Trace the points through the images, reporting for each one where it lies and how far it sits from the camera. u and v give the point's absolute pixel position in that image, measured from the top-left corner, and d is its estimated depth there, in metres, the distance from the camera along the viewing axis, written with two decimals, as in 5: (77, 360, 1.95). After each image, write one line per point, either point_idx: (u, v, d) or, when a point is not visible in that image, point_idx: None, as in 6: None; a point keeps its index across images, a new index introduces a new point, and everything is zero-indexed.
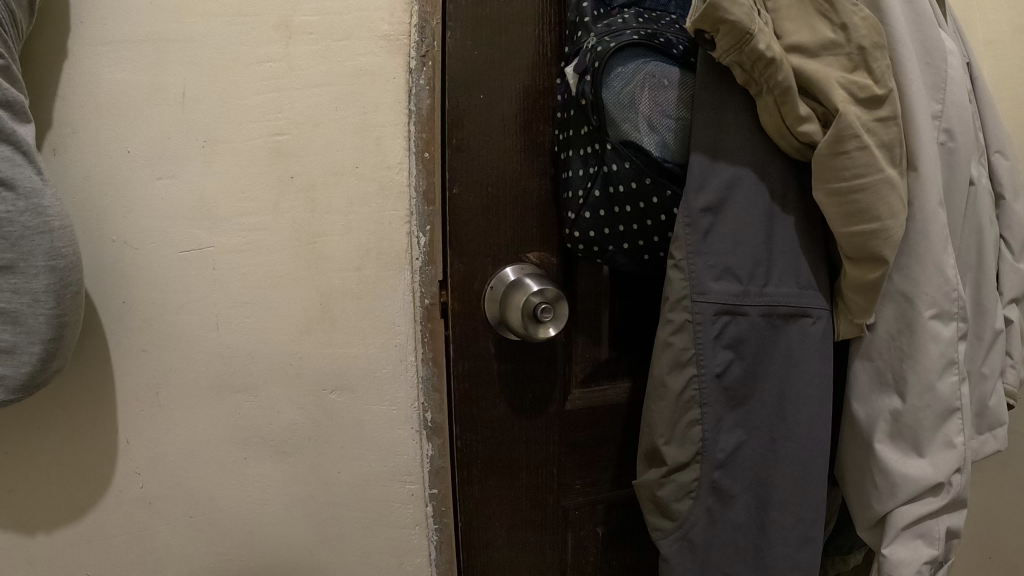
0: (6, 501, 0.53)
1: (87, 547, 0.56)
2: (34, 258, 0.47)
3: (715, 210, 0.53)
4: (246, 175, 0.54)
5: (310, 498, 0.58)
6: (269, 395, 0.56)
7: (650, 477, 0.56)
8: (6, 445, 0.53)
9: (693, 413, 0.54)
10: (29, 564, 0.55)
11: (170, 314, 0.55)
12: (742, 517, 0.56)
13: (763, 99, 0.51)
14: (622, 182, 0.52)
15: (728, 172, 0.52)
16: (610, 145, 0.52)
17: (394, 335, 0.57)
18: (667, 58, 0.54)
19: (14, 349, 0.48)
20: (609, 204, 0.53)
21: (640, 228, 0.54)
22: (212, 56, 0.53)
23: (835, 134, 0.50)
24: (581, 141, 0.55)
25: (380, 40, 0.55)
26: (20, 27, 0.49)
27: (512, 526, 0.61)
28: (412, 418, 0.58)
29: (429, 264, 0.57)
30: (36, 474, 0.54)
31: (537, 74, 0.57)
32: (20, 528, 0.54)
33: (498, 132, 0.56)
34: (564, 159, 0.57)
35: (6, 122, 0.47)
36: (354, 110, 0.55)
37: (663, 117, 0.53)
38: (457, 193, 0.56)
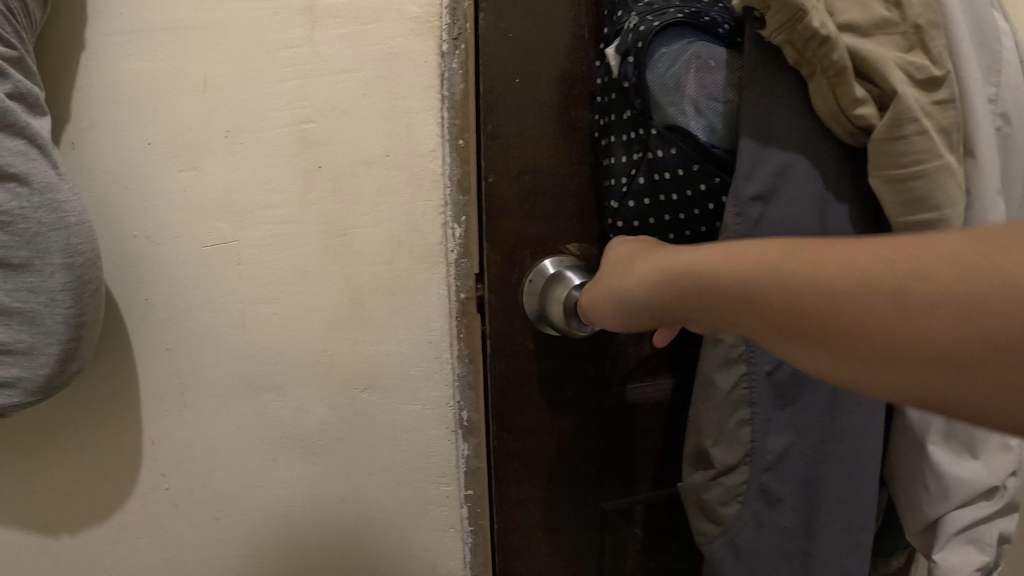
0: (50, 491, 0.57)
1: (119, 541, 0.58)
2: (50, 255, 0.48)
3: (766, 198, 0.48)
4: (272, 167, 0.52)
5: (340, 500, 0.56)
6: (297, 394, 0.54)
7: (696, 480, 0.54)
8: (47, 433, 0.56)
9: (742, 413, 0.50)
10: (71, 549, 0.58)
11: (192, 313, 0.53)
12: (792, 523, 0.52)
13: (815, 81, 0.46)
14: (667, 170, 0.49)
15: (780, 157, 0.47)
16: (654, 130, 0.49)
17: (428, 331, 0.54)
18: (712, 38, 0.49)
19: (30, 350, 0.50)
20: (654, 191, 0.50)
21: (686, 217, 0.51)
22: (234, 43, 0.51)
23: (893, 117, 0.44)
24: (623, 126, 0.52)
25: (410, 23, 0.52)
26: (33, 15, 0.48)
27: (547, 528, 0.59)
28: (447, 418, 0.56)
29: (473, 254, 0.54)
30: (75, 464, 0.56)
31: (573, 58, 0.54)
32: (60, 516, 0.58)
33: (533, 118, 0.54)
34: (602, 147, 0.54)
35: (18, 115, 0.47)
36: (384, 95, 0.52)
37: (710, 101, 0.49)
38: (492, 183, 0.53)
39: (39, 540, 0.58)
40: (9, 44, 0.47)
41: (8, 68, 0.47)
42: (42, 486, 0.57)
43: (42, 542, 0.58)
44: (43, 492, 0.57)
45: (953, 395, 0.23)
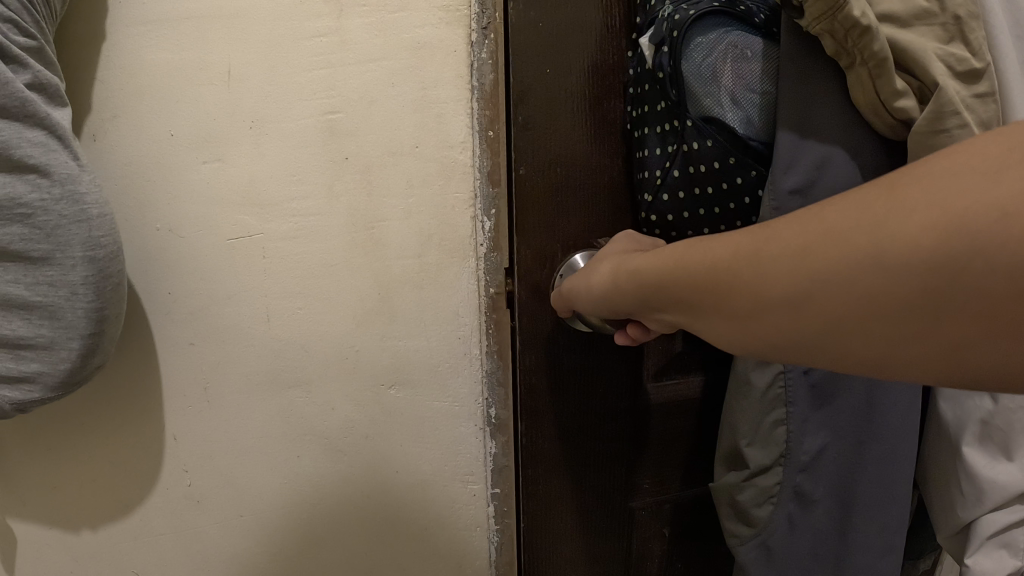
0: (72, 487, 0.56)
1: (141, 538, 0.57)
2: (71, 248, 0.47)
3: (806, 192, 0.44)
4: (298, 158, 0.51)
5: (365, 497, 0.55)
6: (323, 389, 0.53)
7: (729, 480, 0.53)
8: (68, 427, 0.55)
9: (778, 413, 0.49)
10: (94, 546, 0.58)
11: (216, 307, 0.52)
12: (823, 522, 0.51)
13: (855, 74, 0.42)
14: (702, 162, 0.47)
15: (819, 150, 0.43)
16: (690, 122, 0.47)
17: (457, 327, 0.53)
18: (749, 27, 0.47)
19: (52, 344, 0.49)
20: (689, 185, 0.48)
21: (723, 213, 0.48)
22: (258, 32, 0.50)
23: (934, 109, 0.39)
24: (657, 118, 0.50)
25: (438, 10, 0.51)
26: (54, 5, 0.48)
27: (574, 526, 0.58)
28: (476, 415, 0.55)
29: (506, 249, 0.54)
30: (100, 459, 0.56)
31: (604, 47, 0.53)
32: (83, 511, 0.57)
33: (563, 108, 0.52)
34: (635, 140, 0.53)
35: (39, 106, 0.47)
36: (412, 86, 0.51)
37: (748, 92, 0.46)
38: (523, 174, 0.52)
39: (62, 537, 0.58)
40: (29, 35, 0.46)
41: (29, 58, 0.47)
42: (67, 481, 0.56)
43: (64, 538, 0.58)
44: (67, 488, 0.56)
45: (817, 340, 0.27)
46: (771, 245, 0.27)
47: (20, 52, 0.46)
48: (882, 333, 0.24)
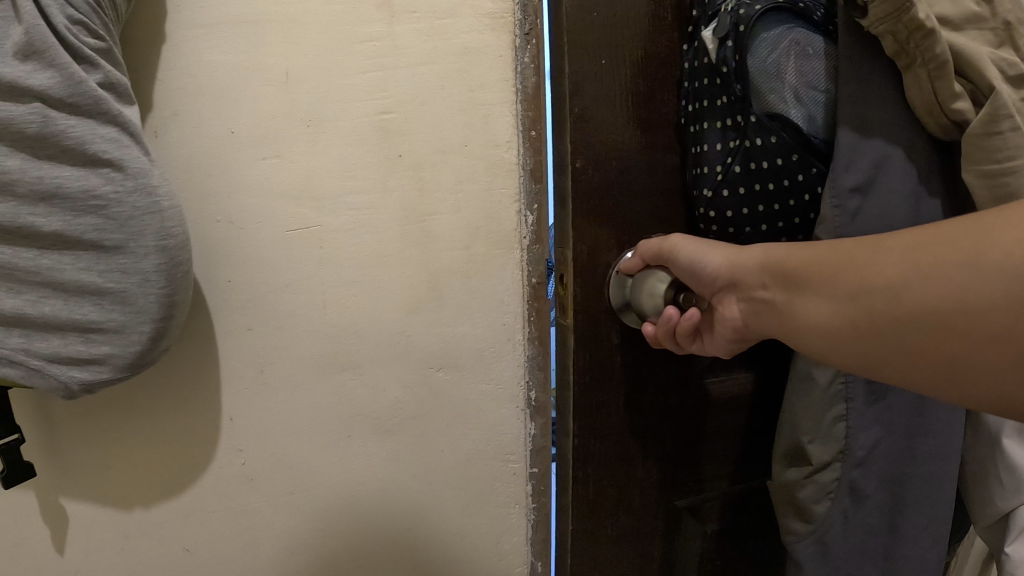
0: (128, 468, 0.59)
1: (193, 515, 0.60)
2: (144, 238, 0.50)
3: (864, 190, 0.47)
4: (353, 155, 0.54)
5: (411, 476, 0.58)
6: (374, 372, 0.56)
7: (789, 477, 0.53)
8: (122, 412, 0.57)
9: (839, 409, 0.50)
10: (144, 525, 0.60)
11: (275, 294, 0.56)
12: (876, 518, 0.53)
13: (914, 74, 0.44)
14: (766, 158, 0.49)
15: (877, 150, 0.47)
16: (754, 118, 0.48)
17: (502, 314, 0.57)
18: (809, 27, 0.49)
19: (123, 328, 0.52)
20: (751, 180, 0.50)
21: (781, 207, 0.51)
22: (315, 35, 0.53)
23: (990, 111, 0.42)
24: (719, 112, 0.51)
25: (484, 18, 0.54)
26: (118, 8, 0.50)
27: (627, 525, 0.61)
28: (518, 398, 0.58)
29: (566, 246, 0.55)
30: (151, 440, 0.58)
31: (659, 42, 0.54)
32: (137, 492, 0.59)
33: (621, 103, 0.54)
34: (694, 132, 0.54)
35: (111, 104, 0.50)
36: (461, 88, 0.54)
37: (811, 90, 0.48)
38: (580, 167, 0.53)
39: (115, 516, 0.60)
40: (98, 36, 0.49)
41: (99, 59, 0.49)
42: (121, 464, 0.58)
43: (115, 518, 0.60)
44: (122, 468, 0.59)
45: (921, 325, 0.33)
46: (887, 243, 0.35)
47: (91, 54, 0.49)
48: (970, 321, 0.31)
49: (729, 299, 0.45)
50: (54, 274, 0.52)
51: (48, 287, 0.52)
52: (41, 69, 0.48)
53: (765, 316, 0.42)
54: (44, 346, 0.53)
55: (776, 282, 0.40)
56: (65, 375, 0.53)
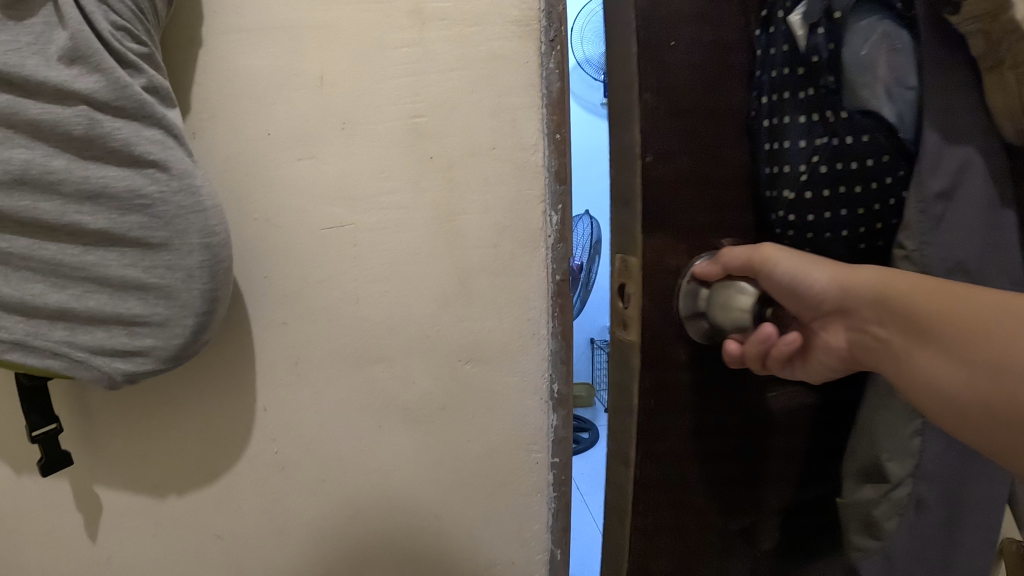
0: (170, 452, 0.62)
1: (226, 500, 0.63)
2: (189, 236, 0.52)
3: (949, 196, 0.45)
4: (386, 157, 0.57)
5: (438, 465, 0.60)
6: (404, 364, 0.58)
7: (864, 496, 0.51)
8: (166, 398, 0.61)
9: (915, 423, 0.49)
10: (183, 507, 0.63)
11: (310, 289, 0.58)
12: (939, 534, 0.51)
13: (999, 75, 0.42)
14: (856, 157, 0.47)
15: (959, 156, 0.45)
16: (846, 113, 0.47)
17: (527, 309, 0.58)
18: (896, 19, 0.47)
19: (167, 321, 0.54)
20: (835, 181, 0.48)
21: (866, 209, 0.48)
22: (349, 42, 0.56)
23: None
24: (799, 105, 0.49)
25: (512, 26, 0.56)
26: (160, 15, 0.53)
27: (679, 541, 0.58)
28: (542, 390, 0.60)
29: (632, 256, 0.52)
30: (190, 427, 0.61)
31: (731, 30, 0.52)
32: (177, 475, 0.63)
33: (694, 116, 0.51)
34: (767, 134, 0.51)
35: (155, 107, 0.52)
36: (489, 93, 0.56)
37: (901, 88, 0.47)
38: (649, 162, 0.50)
39: (157, 497, 0.63)
40: (141, 41, 0.51)
41: (142, 63, 0.52)
42: (164, 447, 0.62)
43: (158, 498, 0.63)
44: (164, 452, 0.62)
45: None
46: None
47: (135, 59, 0.51)
48: None
49: (833, 326, 0.44)
50: (101, 270, 0.55)
51: (95, 282, 0.55)
52: (89, 74, 0.51)
53: (879, 351, 0.40)
54: (89, 339, 0.56)
55: (890, 320, 0.39)
56: (107, 366, 0.56)
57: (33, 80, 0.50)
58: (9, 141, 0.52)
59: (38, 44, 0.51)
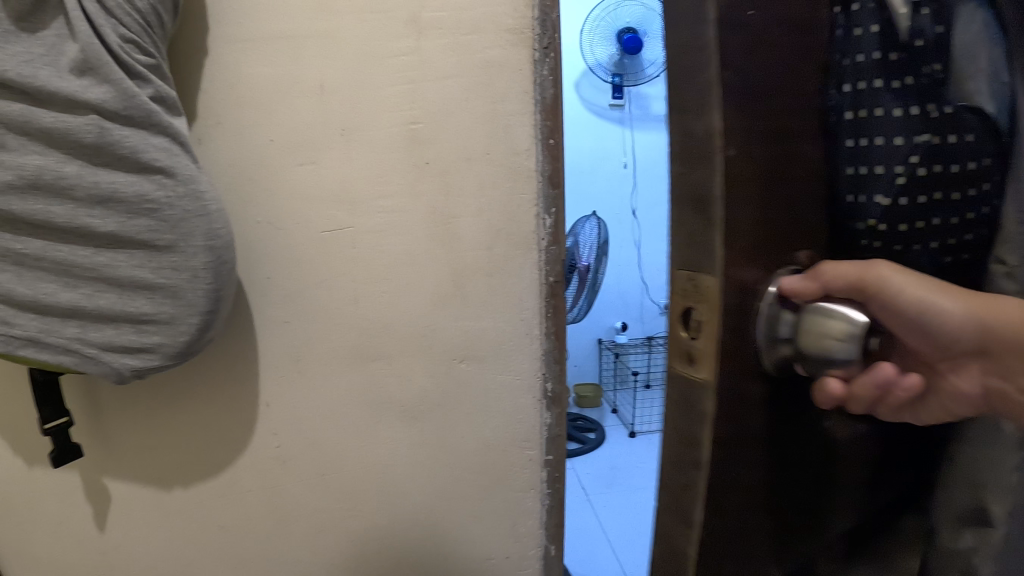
0: (175, 445, 0.64)
1: (230, 492, 0.65)
2: (194, 238, 0.55)
3: None
4: (385, 162, 0.59)
5: (434, 460, 0.62)
6: (402, 362, 0.60)
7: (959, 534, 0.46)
8: (171, 394, 0.63)
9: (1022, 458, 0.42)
10: (188, 499, 0.65)
11: (311, 289, 0.60)
12: None
13: None
14: (959, 160, 0.38)
15: None
16: (950, 109, 0.37)
17: (520, 310, 0.60)
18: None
19: (173, 320, 0.57)
20: (934, 191, 0.38)
21: (961, 221, 0.39)
22: (348, 50, 0.58)
23: None
24: (900, 96, 0.37)
25: (505, 34, 0.58)
26: (166, 27, 0.56)
27: None
28: (535, 389, 0.61)
29: (711, 278, 0.34)
30: (194, 421, 0.63)
31: None
32: (182, 468, 0.65)
33: (785, 89, 0.36)
34: (857, 126, 0.37)
35: (161, 116, 0.54)
36: (484, 100, 0.58)
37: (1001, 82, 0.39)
38: (730, 159, 0.33)
39: (162, 489, 0.65)
40: (148, 53, 0.54)
41: (150, 74, 0.54)
42: (170, 440, 0.64)
43: (163, 490, 0.65)
44: (170, 445, 0.64)
45: None
46: None
47: (143, 70, 0.54)
48: None
49: (967, 367, 0.39)
50: (109, 270, 0.57)
51: (104, 282, 0.57)
52: (97, 84, 0.53)
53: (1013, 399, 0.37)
54: (99, 336, 0.58)
55: None
56: (117, 363, 0.58)
57: (45, 90, 0.53)
58: (24, 149, 0.55)
59: (50, 56, 0.53)
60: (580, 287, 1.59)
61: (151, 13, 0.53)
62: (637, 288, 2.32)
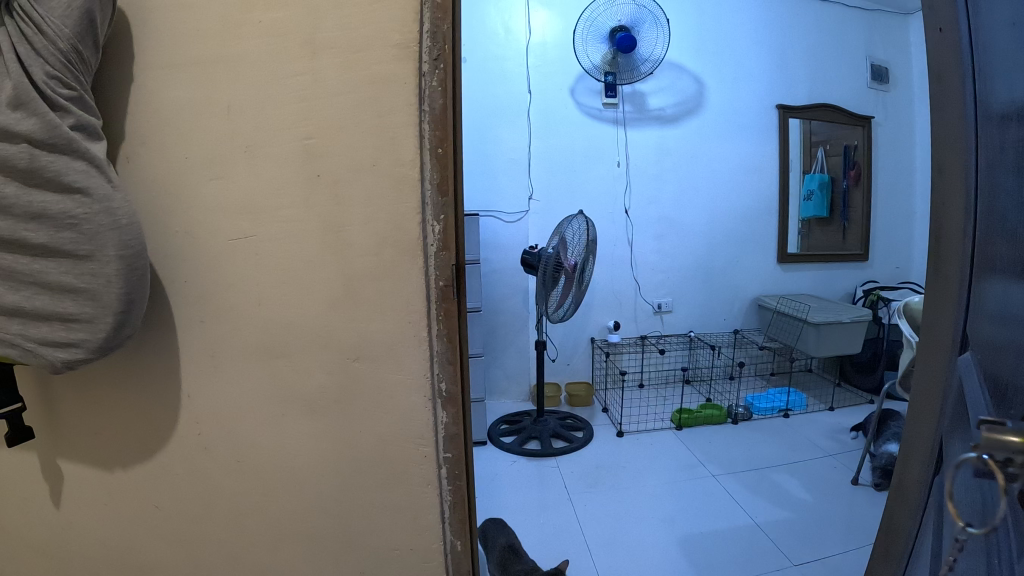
0: (109, 434, 0.71)
1: (159, 475, 0.71)
2: (107, 249, 0.60)
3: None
4: (282, 176, 0.64)
5: (336, 451, 0.67)
6: (303, 360, 0.65)
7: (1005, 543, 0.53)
8: (105, 386, 0.70)
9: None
10: (125, 481, 0.72)
11: (222, 293, 0.66)
12: None
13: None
14: None
15: None
16: None
17: (408, 312, 0.64)
18: None
19: (93, 320, 0.62)
20: None
21: None
22: (251, 73, 0.63)
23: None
24: None
25: (393, 49, 0.61)
26: (89, 64, 0.62)
27: None
28: (425, 388, 0.65)
29: None
30: (125, 411, 0.70)
31: None
32: (117, 454, 0.71)
33: None
34: None
35: (79, 142, 0.60)
36: (372, 115, 0.62)
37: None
38: None
39: (102, 472, 0.72)
40: (71, 88, 0.60)
41: (72, 105, 0.60)
42: (106, 429, 0.71)
43: (102, 473, 0.72)
44: (106, 433, 0.71)
45: None
46: None
47: (65, 102, 0.60)
48: None
49: None
50: (41, 275, 0.63)
51: (39, 285, 0.63)
52: (27, 117, 0.58)
53: None
54: (37, 332, 0.64)
55: None
56: (51, 356, 0.64)
57: None
58: None
59: None
60: (567, 287, 1.61)
61: (73, 54, 0.60)
62: (630, 288, 2.66)
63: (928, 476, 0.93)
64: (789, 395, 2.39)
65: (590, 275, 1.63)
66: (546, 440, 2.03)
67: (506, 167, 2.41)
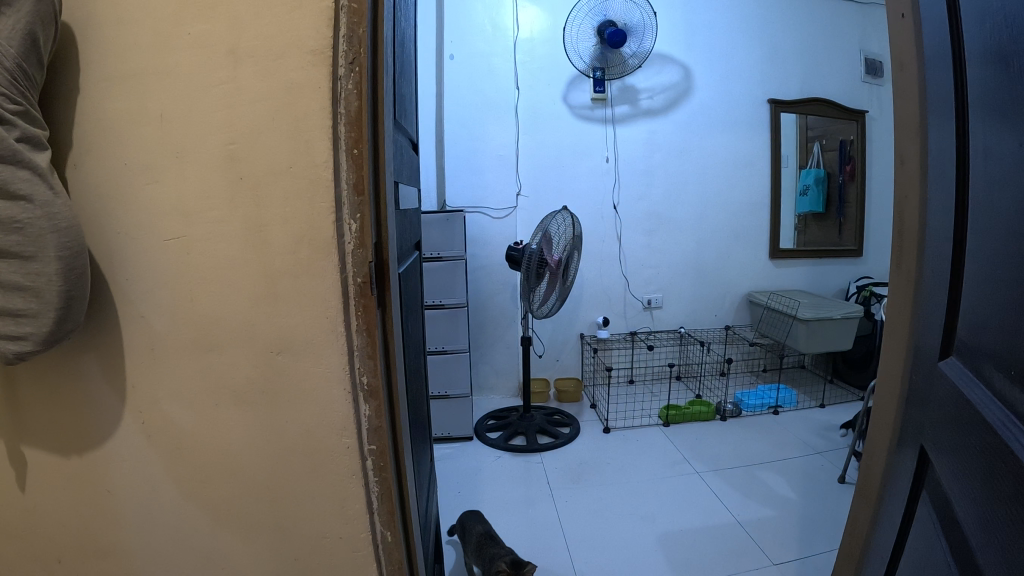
0: (65, 419, 0.76)
1: (111, 459, 0.76)
2: (48, 249, 0.65)
3: None
4: (209, 180, 0.67)
5: (267, 439, 0.71)
6: (232, 354, 0.69)
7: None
8: (59, 375, 0.75)
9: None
10: (82, 463, 0.77)
11: (159, 290, 0.70)
12: None
13: None
14: None
15: None
16: None
17: (326, 308, 0.67)
18: None
19: (38, 314, 0.67)
20: None
21: None
22: (180, 81, 0.66)
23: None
24: None
25: (308, 55, 0.64)
26: (33, 77, 0.65)
27: None
28: (345, 381, 0.69)
29: None
30: (77, 397, 0.75)
31: None
32: (73, 438, 0.77)
33: None
34: None
35: (24, 153, 0.63)
36: (288, 120, 0.65)
37: None
38: None
39: (59, 453, 0.78)
40: (15, 101, 0.63)
41: (17, 118, 0.63)
42: (63, 415, 0.76)
43: (60, 454, 0.78)
44: (64, 418, 0.76)
45: None
46: None
47: (9, 115, 0.62)
48: None
49: None
50: None
51: None
52: None
53: None
54: None
55: None
56: (3, 347, 0.69)
57: None
58: None
59: None
60: (551, 282, 1.64)
61: (15, 69, 0.62)
62: (619, 282, 2.79)
63: (877, 478, 0.91)
64: (778, 391, 2.42)
65: (573, 271, 1.68)
66: (531, 435, 2.09)
67: (493, 163, 2.56)
